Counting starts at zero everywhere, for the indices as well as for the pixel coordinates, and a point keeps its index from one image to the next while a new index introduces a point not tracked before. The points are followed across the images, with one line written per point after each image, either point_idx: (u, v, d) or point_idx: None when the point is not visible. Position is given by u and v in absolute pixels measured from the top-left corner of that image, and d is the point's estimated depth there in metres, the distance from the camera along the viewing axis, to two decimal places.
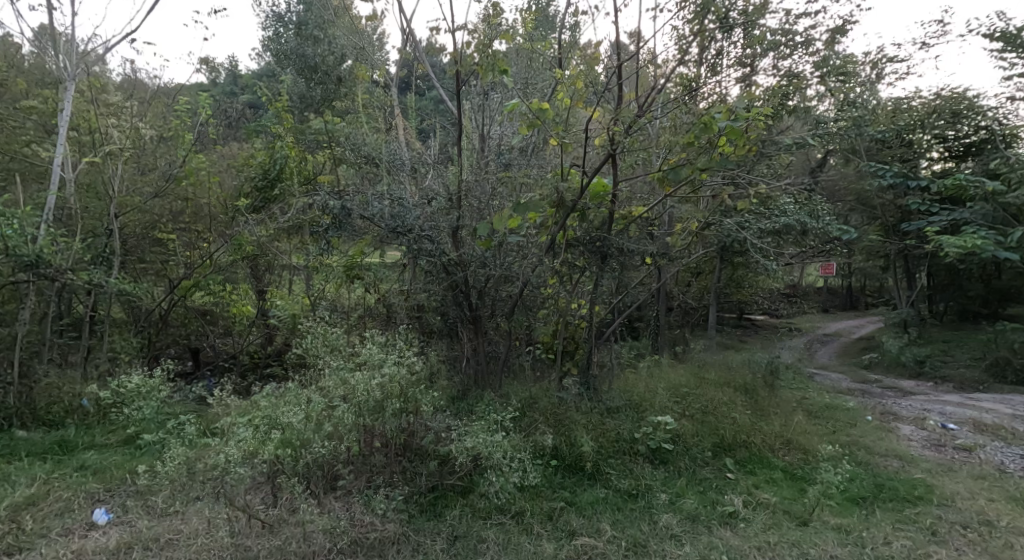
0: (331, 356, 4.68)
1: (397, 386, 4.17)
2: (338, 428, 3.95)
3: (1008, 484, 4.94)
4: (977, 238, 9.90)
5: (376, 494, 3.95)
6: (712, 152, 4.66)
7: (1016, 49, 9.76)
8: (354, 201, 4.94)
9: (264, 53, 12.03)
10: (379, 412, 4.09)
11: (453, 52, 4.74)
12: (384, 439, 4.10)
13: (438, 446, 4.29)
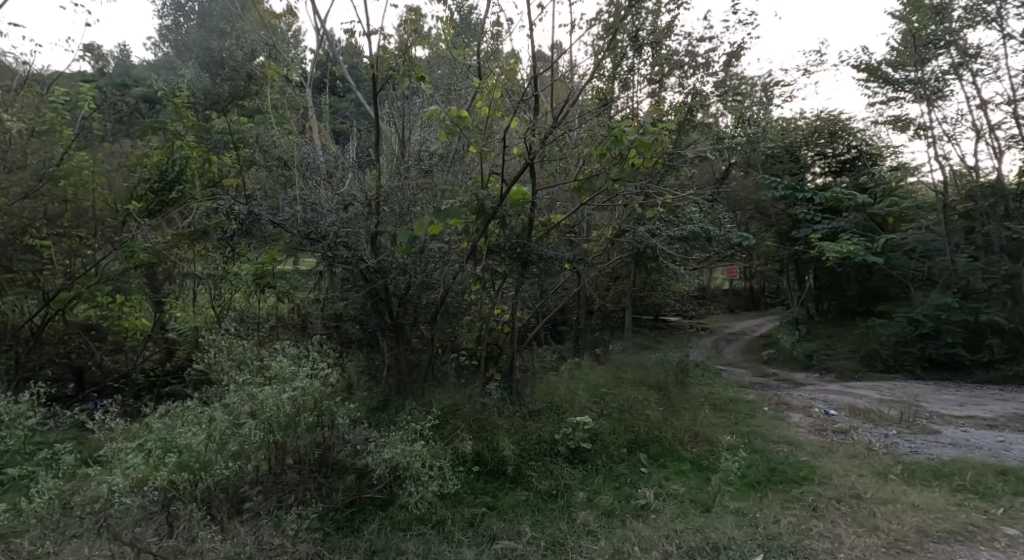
0: (238, 371, 4.31)
1: (310, 399, 3.99)
2: (245, 447, 3.74)
3: (877, 461, 5.60)
4: (851, 245, 11.54)
5: (286, 514, 3.68)
6: (623, 163, 4.91)
7: (877, 80, 11.18)
8: (262, 207, 4.72)
9: (165, 45, 11.07)
10: (290, 427, 3.93)
11: (369, 56, 4.57)
12: (297, 455, 3.97)
13: (355, 459, 4.20)
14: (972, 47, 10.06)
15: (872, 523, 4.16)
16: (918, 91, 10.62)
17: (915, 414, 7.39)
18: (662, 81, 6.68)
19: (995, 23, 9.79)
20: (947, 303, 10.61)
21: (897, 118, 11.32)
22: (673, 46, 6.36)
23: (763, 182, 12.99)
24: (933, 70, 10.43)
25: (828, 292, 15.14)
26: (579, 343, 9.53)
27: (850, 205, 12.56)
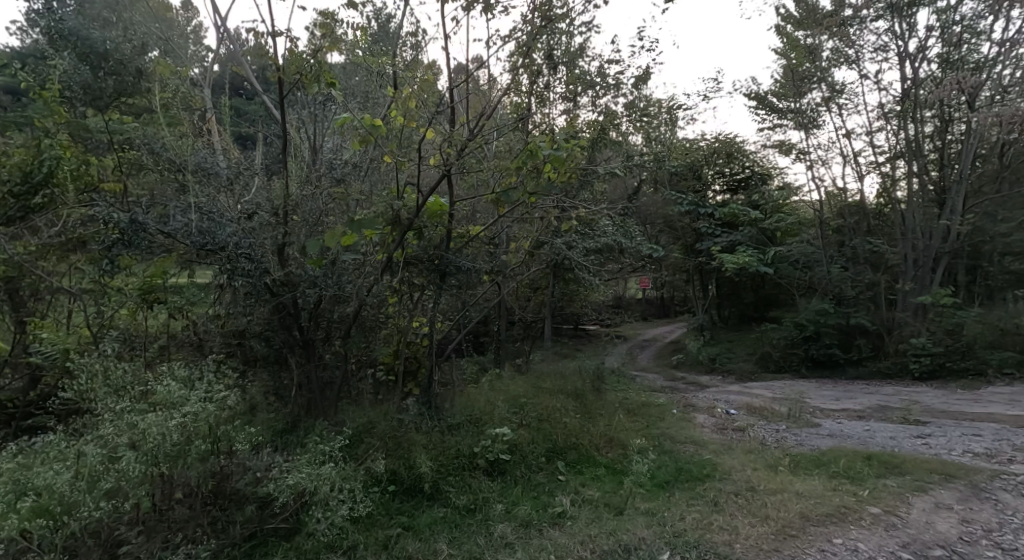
0: (115, 398, 3.77)
1: (205, 425, 3.69)
2: (122, 483, 3.25)
3: (768, 454, 6.10)
4: (747, 256, 12.68)
5: (175, 554, 3.21)
6: (539, 177, 5.01)
7: (764, 107, 12.33)
8: (147, 215, 4.08)
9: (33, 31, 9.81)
10: (180, 458, 3.52)
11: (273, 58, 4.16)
12: (188, 488, 3.46)
13: (257, 488, 3.76)
14: (838, 84, 11.43)
15: (764, 512, 4.50)
16: (797, 120, 11.84)
17: (801, 410, 8.16)
18: (576, 98, 7.10)
19: (856, 63, 11.15)
20: (824, 308, 11.88)
21: (781, 143, 12.54)
22: (586, 67, 6.68)
23: (670, 197, 14.05)
24: (809, 101, 11.67)
25: (728, 299, 16.55)
26: (501, 355, 9.65)
27: (744, 220, 13.92)
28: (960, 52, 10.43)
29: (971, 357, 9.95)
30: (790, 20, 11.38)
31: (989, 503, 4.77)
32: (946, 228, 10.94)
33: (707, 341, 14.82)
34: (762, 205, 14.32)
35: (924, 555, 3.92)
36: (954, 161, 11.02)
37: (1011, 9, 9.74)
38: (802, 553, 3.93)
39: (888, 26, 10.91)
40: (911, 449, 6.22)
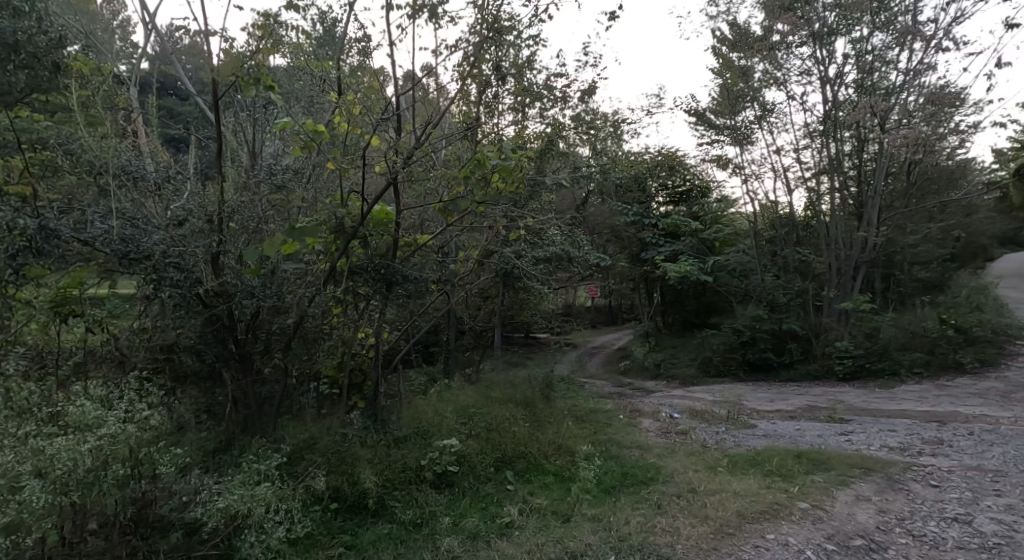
0: (20, 421, 3.46)
1: (124, 447, 3.30)
2: (23, 516, 2.82)
3: (709, 456, 6.25)
4: (688, 265, 13.14)
5: None
6: (486, 187, 5.00)
7: (702, 123, 12.79)
8: (59, 220, 3.77)
9: None
10: (92, 486, 3.11)
11: (207, 58, 3.92)
12: (103, 518, 3.15)
13: (184, 513, 3.52)
14: (769, 103, 12.00)
15: (703, 513, 4.59)
16: (733, 136, 12.32)
17: (740, 412, 8.45)
18: (524, 109, 7.18)
19: (784, 85, 11.74)
20: (759, 314, 12.34)
21: (719, 158, 13.04)
22: (534, 79, 6.76)
23: (616, 209, 14.39)
24: (744, 119, 12.17)
25: (672, 306, 17.03)
26: (450, 365, 9.57)
27: (686, 231, 14.50)
28: (872, 79, 11.04)
29: (887, 359, 10.57)
30: (725, 42, 11.89)
31: (905, 494, 5.06)
32: (864, 239, 11.62)
33: (653, 348, 15.19)
34: (702, 216, 14.85)
35: (847, 546, 4.11)
36: (869, 179, 11.66)
37: (916, 41, 10.45)
38: (737, 550, 4.05)
39: (811, 52, 11.51)
40: (839, 447, 6.51)
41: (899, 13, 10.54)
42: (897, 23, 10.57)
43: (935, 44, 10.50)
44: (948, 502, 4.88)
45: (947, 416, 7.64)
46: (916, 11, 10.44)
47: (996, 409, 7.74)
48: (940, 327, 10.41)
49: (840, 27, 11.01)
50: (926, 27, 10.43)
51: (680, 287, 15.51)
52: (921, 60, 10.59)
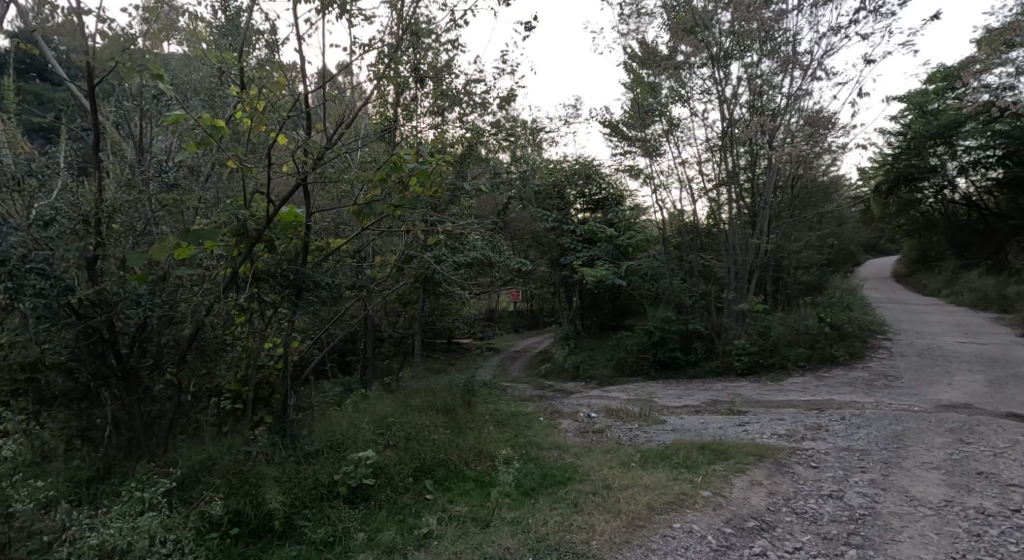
0: None
1: None
2: None
3: (623, 453, 6.32)
4: (605, 270, 13.61)
5: None
6: (404, 190, 4.86)
7: (615, 135, 13.25)
8: None
9: None
10: None
11: (77, 39, 3.49)
12: None
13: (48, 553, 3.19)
14: (676, 118, 12.59)
15: (616, 508, 4.67)
16: (643, 147, 12.83)
17: (653, 410, 8.76)
18: (444, 114, 7.21)
19: (688, 102, 12.35)
20: (669, 316, 12.89)
21: (630, 168, 13.54)
22: (449, 85, 6.72)
23: (537, 214, 14.76)
24: (654, 132, 12.70)
25: (590, 310, 17.51)
26: (368, 374, 9.28)
27: (602, 237, 15.04)
28: (762, 100, 11.75)
29: (776, 354, 11.32)
30: (635, 59, 12.34)
31: (792, 477, 5.40)
32: (757, 246, 12.34)
33: (574, 350, 15.52)
34: (616, 223, 15.38)
35: (743, 528, 4.39)
36: (761, 191, 12.32)
37: (796, 69, 11.34)
38: (648, 542, 4.17)
39: (711, 73, 12.15)
40: (736, 437, 6.85)
41: (782, 42, 11.39)
42: (781, 52, 11.40)
43: (811, 73, 11.37)
44: (825, 480, 5.31)
45: (827, 404, 8.27)
46: (797, 42, 11.28)
47: (863, 395, 8.52)
48: (818, 325, 11.33)
49: (734, 51, 11.74)
50: (803, 57, 11.28)
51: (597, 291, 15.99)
52: (801, 86, 11.46)
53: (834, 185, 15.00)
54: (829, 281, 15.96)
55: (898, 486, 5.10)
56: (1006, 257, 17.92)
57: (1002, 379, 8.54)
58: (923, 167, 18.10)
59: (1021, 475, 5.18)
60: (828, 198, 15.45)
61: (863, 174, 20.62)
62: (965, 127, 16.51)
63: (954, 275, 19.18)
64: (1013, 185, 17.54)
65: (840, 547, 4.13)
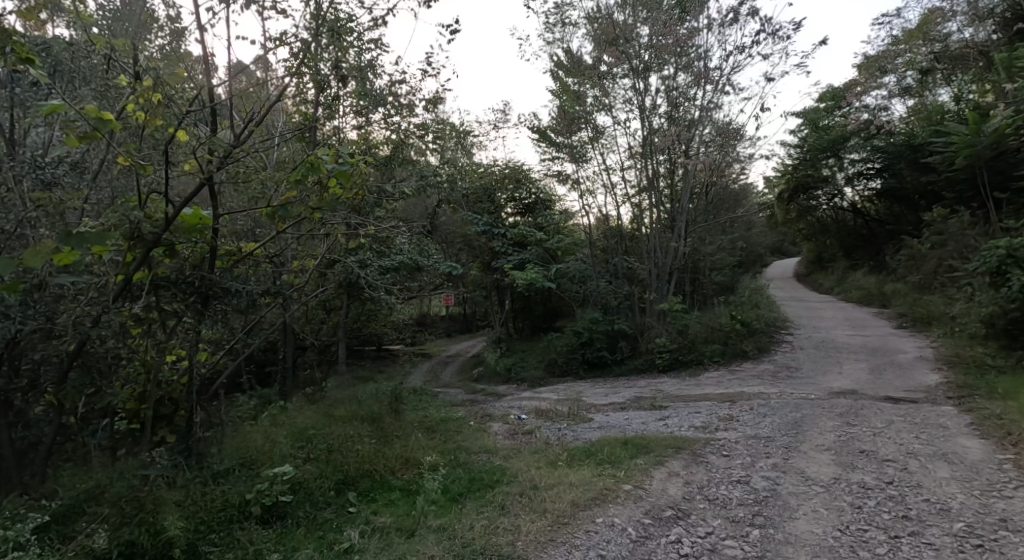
0: None
1: None
2: None
3: (551, 452, 6.35)
4: (535, 272, 13.83)
5: None
6: (323, 192, 4.61)
7: (544, 140, 13.37)
8: None
9: None
10: None
11: None
12: None
13: None
14: (600, 126, 12.88)
15: (542, 507, 4.66)
16: (570, 154, 13.03)
17: (581, 408, 8.91)
18: (368, 116, 7.09)
19: (612, 111, 12.66)
20: (596, 317, 13.18)
21: (558, 173, 13.74)
22: (369, 88, 6.58)
23: (468, 218, 14.89)
24: (580, 139, 12.93)
25: (522, 312, 17.67)
26: (289, 385, 8.86)
27: (531, 240, 15.21)
28: (678, 112, 12.22)
29: (694, 350, 11.83)
30: (561, 67, 12.59)
31: (707, 466, 5.61)
32: (675, 248, 12.83)
33: (505, 353, 15.57)
34: (546, 226, 15.60)
35: (661, 518, 4.51)
36: (679, 197, 12.74)
37: (707, 83, 11.95)
38: (572, 538, 4.20)
39: (633, 83, 12.47)
40: (657, 430, 7.06)
41: (695, 57, 11.95)
42: (695, 67, 11.94)
43: (721, 88, 11.97)
44: (735, 467, 5.55)
45: (738, 396, 8.69)
46: (708, 57, 11.88)
47: (769, 386, 9.04)
48: (730, 323, 11.92)
49: (653, 64, 12.09)
50: (714, 73, 11.88)
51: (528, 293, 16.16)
52: (711, 100, 12.03)
53: (744, 192, 15.89)
54: (740, 282, 16.91)
55: (796, 468, 5.42)
56: (883, 258, 19.68)
57: (881, 366, 9.34)
58: (816, 177, 19.63)
59: (894, 450, 5.64)
60: (739, 203, 16.39)
61: (769, 182, 22.02)
62: (850, 143, 18.37)
63: (845, 275, 20.85)
64: (888, 195, 19.24)
65: (746, 528, 4.33)
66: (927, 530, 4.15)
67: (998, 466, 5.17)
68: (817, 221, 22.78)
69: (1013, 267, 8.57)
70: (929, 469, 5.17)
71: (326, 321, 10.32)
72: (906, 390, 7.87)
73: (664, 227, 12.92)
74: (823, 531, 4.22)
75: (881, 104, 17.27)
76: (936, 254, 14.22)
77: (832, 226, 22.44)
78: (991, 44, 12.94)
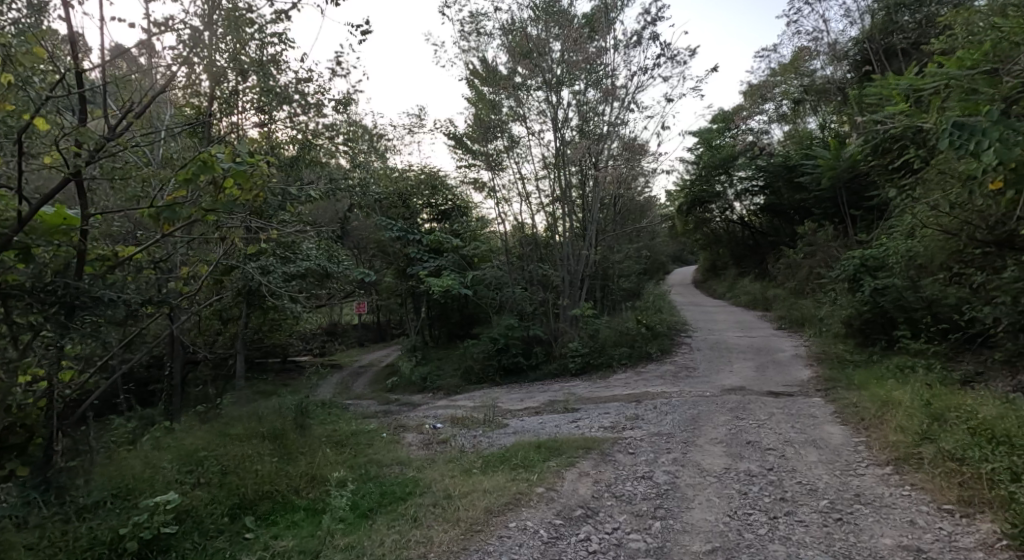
0: None
1: None
2: None
3: (465, 460, 6.21)
4: (450, 279, 13.65)
5: None
6: (218, 192, 4.20)
7: (461, 147, 13.25)
8: None
9: None
10: None
11: None
12: None
13: None
14: (516, 136, 12.94)
15: (455, 516, 4.51)
16: (486, 161, 12.95)
17: (496, 414, 8.84)
18: (272, 115, 6.66)
19: (527, 122, 12.75)
20: (511, 323, 13.19)
21: (475, 181, 13.66)
22: (273, 83, 6.16)
23: (380, 223, 14.38)
24: (496, 147, 12.91)
25: (438, 319, 17.59)
26: (176, 403, 8.11)
27: (448, 247, 15.04)
28: (589, 125, 12.57)
29: (604, 354, 12.13)
30: (476, 75, 12.60)
31: (615, 465, 5.69)
32: (587, 256, 13.16)
33: (421, 361, 15.26)
34: (463, 233, 15.48)
35: (571, 518, 4.50)
36: (590, 207, 13.01)
37: (614, 100, 12.35)
38: (485, 544, 4.09)
39: (546, 96, 12.63)
40: (569, 433, 7.10)
41: (604, 75, 12.28)
42: (604, 84, 12.28)
43: (627, 105, 12.43)
44: (639, 464, 5.67)
45: (644, 396, 8.96)
46: (616, 76, 12.27)
47: (670, 385, 9.44)
48: (636, 327, 12.34)
49: (565, 79, 12.23)
50: (621, 90, 12.32)
51: (444, 301, 15.95)
52: (618, 116, 12.46)
53: (649, 203, 16.61)
54: (645, 289, 17.65)
55: (692, 461, 5.63)
56: (766, 266, 21.34)
57: (765, 363, 10.03)
58: (710, 192, 21.07)
59: (774, 439, 6.02)
60: (644, 214, 17.10)
61: (670, 195, 23.21)
62: (738, 161, 19.82)
63: (734, 281, 22.39)
64: (769, 210, 20.76)
65: (649, 521, 4.41)
66: (801, 509, 4.44)
67: (854, 448, 5.67)
68: (710, 232, 24.27)
69: (864, 275, 9.58)
70: (802, 454, 5.56)
71: (222, 332, 9.60)
72: (785, 385, 8.47)
73: (577, 235, 13.19)
74: (715, 518, 4.39)
75: (762, 128, 18.99)
76: (808, 262, 15.48)
77: (723, 236, 24.00)
78: (846, 81, 15.14)
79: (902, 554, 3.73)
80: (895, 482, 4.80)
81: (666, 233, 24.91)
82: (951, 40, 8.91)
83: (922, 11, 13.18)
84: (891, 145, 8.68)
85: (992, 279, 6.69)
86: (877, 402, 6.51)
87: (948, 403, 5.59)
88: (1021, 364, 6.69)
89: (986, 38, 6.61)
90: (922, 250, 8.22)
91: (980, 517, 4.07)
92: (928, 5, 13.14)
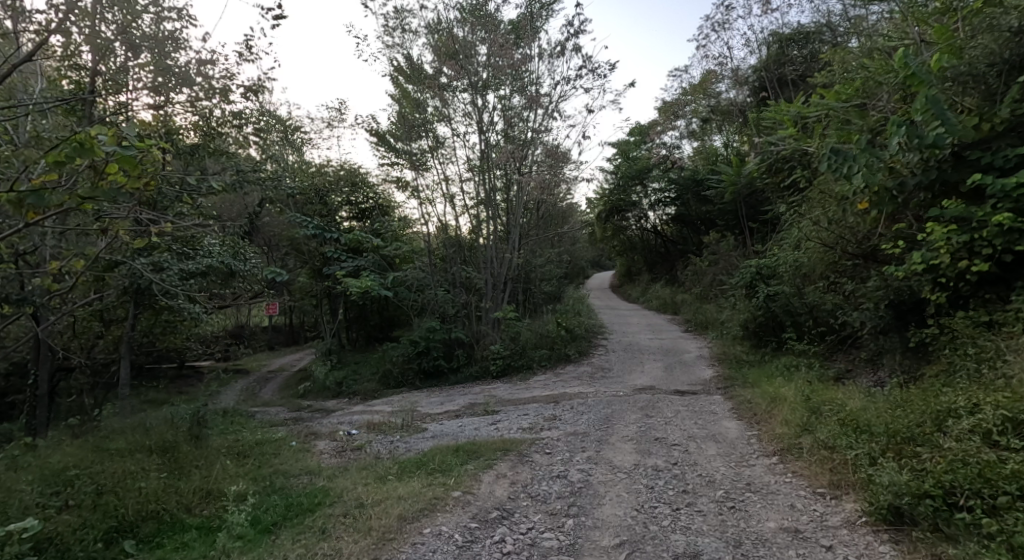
0: None
1: None
2: None
3: (379, 466, 5.91)
4: (369, 280, 13.17)
5: None
6: (98, 179, 3.64)
7: (383, 145, 12.83)
8: None
9: None
10: None
11: None
12: None
13: None
14: (441, 136, 12.69)
15: (366, 525, 4.24)
16: (409, 160, 12.61)
17: (414, 419, 8.55)
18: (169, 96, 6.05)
19: (451, 122, 12.53)
20: (433, 326, 12.86)
21: (398, 180, 13.27)
22: None
23: (296, 221, 13.64)
24: (419, 147, 12.58)
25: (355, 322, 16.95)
26: (42, 417, 7.23)
27: (367, 247, 14.50)
28: (515, 130, 12.53)
29: (524, 356, 12.13)
30: (401, 72, 12.22)
31: (532, 465, 5.62)
32: (509, 259, 13.10)
33: (335, 366, 14.61)
34: (383, 233, 14.98)
35: (486, 520, 4.37)
36: (513, 211, 12.97)
37: (538, 107, 12.40)
38: (396, 554, 3.87)
39: (471, 98, 12.47)
40: (487, 436, 6.96)
41: (529, 82, 12.30)
42: (528, 91, 12.29)
43: (550, 113, 12.51)
44: (554, 463, 5.62)
45: (561, 396, 9.03)
46: (540, 83, 12.32)
47: (585, 386, 9.55)
48: (556, 330, 12.41)
49: (491, 83, 12.15)
50: (545, 98, 12.39)
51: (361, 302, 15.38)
52: (542, 123, 12.52)
53: (569, 209, 16.85)
54: (564, 293, 17.87)
55: (604, 458, 5.66)
56: (676, 273, 22.33)
57: (672, 364, 10.38)
58: (626, 202, 21.58)
59: (679, 436, 6.18)
60: (566, 219, 17.33)
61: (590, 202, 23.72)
62: (653, 172, 20.59)
63: (647, 287, 23.19)
64: (679, 220, 21.65)
65: (562, 520, 4.36)
66: (700, 500, 4.54)
67: (748, 441, 5.92)
68: (627, 239, 25.00)
69: (758, 282, 10.12)
70: (702, 449, 5.73)
71: (103, 335, 8.70)
72: (690, 384, 8.78)
73: (500, 238, 13.12)
74: (624, 513, 4.41)
75: (674, 142, 19.61)
76: (713, 270, 16.30)
77: (638, 243, 24.81)
78: (746, 105, 16.12)
79: (785, 536, 3.89)
80: (781, 471, 5.04)
81: (586, 238, 25.41)
82: (830, 75, 9.67)
83: (808, 46, 14.47)
84: (783, 165, 9.26)
85: (860, 288, 7.23)
86: (767, 398, 6.85)
87: (823, 397, 5.96)
88: (879, 362, 7.10)
89: (857, 75, 7.24)
90: (807, 261, 8.66)
91: (847, 498, 4.31)
92: (814, 41, 14.32)
